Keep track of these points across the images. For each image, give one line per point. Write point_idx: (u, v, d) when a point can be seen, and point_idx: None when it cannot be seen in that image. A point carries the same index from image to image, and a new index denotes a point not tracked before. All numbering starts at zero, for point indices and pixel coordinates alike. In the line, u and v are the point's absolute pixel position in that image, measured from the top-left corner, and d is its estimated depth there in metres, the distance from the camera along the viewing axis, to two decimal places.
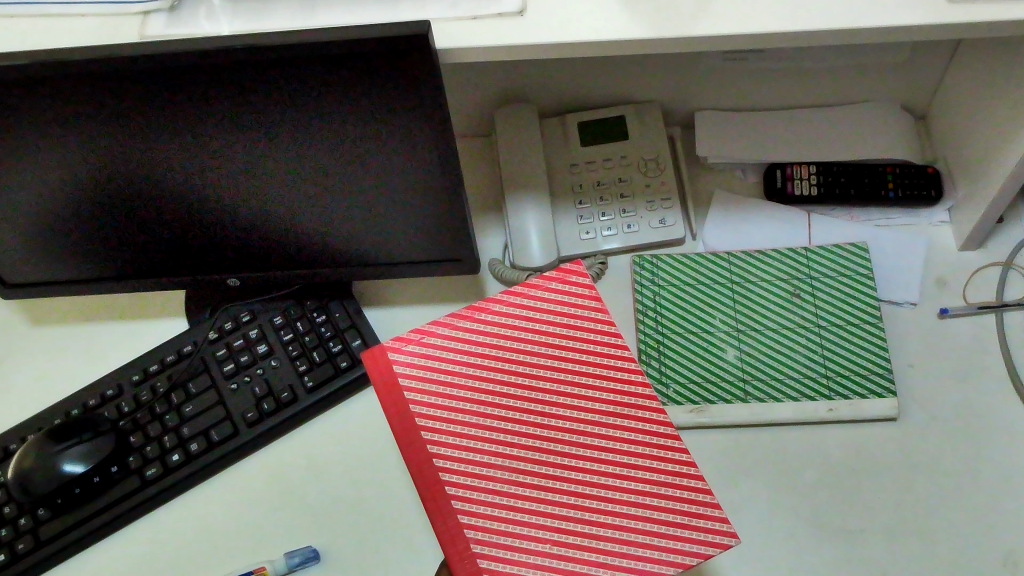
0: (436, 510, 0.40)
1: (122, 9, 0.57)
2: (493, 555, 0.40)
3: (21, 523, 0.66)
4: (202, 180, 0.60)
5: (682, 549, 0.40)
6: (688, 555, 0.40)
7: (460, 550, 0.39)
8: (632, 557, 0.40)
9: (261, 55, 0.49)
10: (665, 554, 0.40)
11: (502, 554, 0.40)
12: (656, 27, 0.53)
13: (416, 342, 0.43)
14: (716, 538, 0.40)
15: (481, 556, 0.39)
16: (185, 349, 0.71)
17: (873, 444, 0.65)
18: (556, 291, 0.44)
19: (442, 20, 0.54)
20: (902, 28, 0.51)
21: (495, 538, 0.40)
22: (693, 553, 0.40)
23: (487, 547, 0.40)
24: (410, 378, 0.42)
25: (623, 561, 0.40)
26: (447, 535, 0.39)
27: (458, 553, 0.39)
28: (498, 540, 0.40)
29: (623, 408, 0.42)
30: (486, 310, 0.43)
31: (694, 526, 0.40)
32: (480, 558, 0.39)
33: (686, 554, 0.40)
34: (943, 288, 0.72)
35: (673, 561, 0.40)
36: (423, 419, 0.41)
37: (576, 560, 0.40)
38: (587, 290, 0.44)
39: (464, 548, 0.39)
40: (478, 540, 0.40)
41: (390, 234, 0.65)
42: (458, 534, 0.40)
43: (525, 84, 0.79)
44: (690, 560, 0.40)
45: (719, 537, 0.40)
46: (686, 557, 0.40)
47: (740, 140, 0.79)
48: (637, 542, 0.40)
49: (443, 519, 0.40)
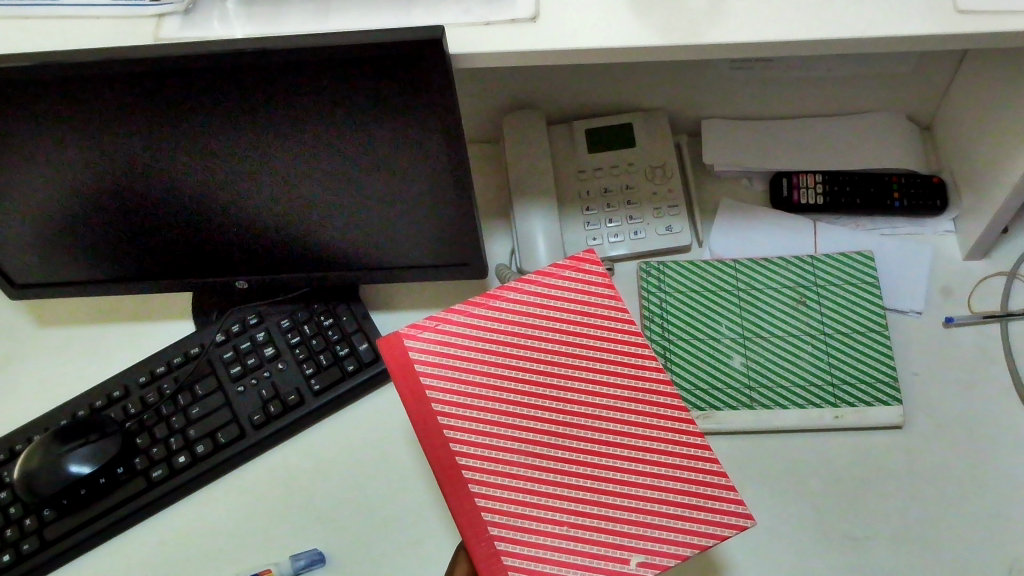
0: (455, 493, 0.42)
1: (137, 11, 0.57)
2: (511, 537, 0.42)
3: (27, 523, 0.66)
4: (213, 182, 0.60)
5: (697, 530, 0.42)
6: (704, 536, 0.42)
7: (478, 532, 0.41)
8: (648, 539, 0.42)
9: (276, 58, 0.50)
10: (681, 535, 0.42)
11: (519, 535, 0.42)
12: (667, 34, 0.53)
13: (431, 329, 0.45)
14: (729, 519, 0.42)
15: (498, 538, 0.41)
16: (193, 352, 0.71)
17: (879, 452, 0.65)
18: (569, 278, 0.46)
19: (455, 26, 0.54)
20: (913, 38, 0.52)
21: (512, 521, 0.42)
22: (708, 534, 0.42)
23: (504, 530, 0.42)
24: (426, 365, 0.44)
25: (640, 543, 0.41)
26: (465, 518, 0.41)
27: (476, 535, 0.41)
28: (515, 522, 0.42)
29: (636, 394, 0.44)
30: (501, 297, 0.46)
31: (709, 508, 0.42)
32: (497, 540, 0.41)
33: (700, 535, 0.42)
34: (948, 297, 0.72)
35: (689, 542, 0.42)
36: (439, 405, 0.44)
37: (592, 543, 0.42)
38: (599, 279, 0.47)
39: (482, 529, 0.41)
40: (495, 522, 0.42)
41: (401, 238, 0.65)
42: (476, 517, 0.42)
43: (533, 91, 0.79)
44: (707, 541, 0.42)
45: (733, 518, 0.42)
46: (703, 538, 0.42)
47: (746, 148, 0.80)
48: (653, 523, 0.42)
49: (461, 502, 0.42)
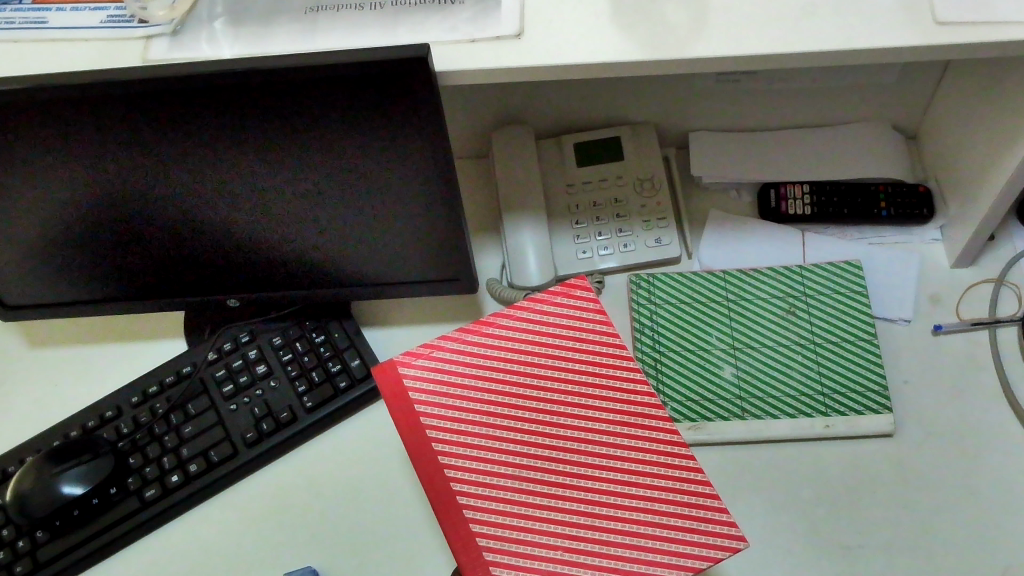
0: (448, 518, 0.42)
1: (127, 34, 0.58)
2: (505, 562, 0.42)
3: (20, 545, 0.66)
4: (202, 203, 0.60)
5: (691, 553, 0.42)
6: (697, 559, 0.42)
7: (472, 557, 0.41)
8: (642, 562, 0.42)
9: (263, 78, 0.50)
10: (675, 558, 0.42)
11: (514, 561, 0.42)
12: (650, 48, 0.54)
13: (426, 356, 0.46)
14: (723, 541, 0.42)
15: (493, 564, 0.42)
16: (185, 370, 0.71)
17: (872, 461, 0.65)
18: (562, 305, 0.47)
19: (440, 44, 0.55)
20: (895, 49, 0.52)
21: (506, 546, 0.42)
22: (702, 556, 0.42)
23: (499, 555, 0.42)
24: (421, 391, 0.45)
25: (634, 566, 0.42)
26: (460, 543, 0.42)
27: (471, 560, 0.41)
28: (510, 547, 0.42)
29: (629, 417, 0.45)
30: (495, 324, 0.46)
31: (703, 531, 0.42)
32: (491, 565, 0.41)
33: (694, 558, 0.42)
34: (936, 305, 0.72)
35: (683, 565, 0.42)
36: (434, 431, 0.44)
37: (586, 567, 0.42)
38: (592, 305, 0.47)
39: (476, 555, 0.41)
40: (489, 547, 0.42)
41: (392, 255, 0.65)
42: (471, 543, 0.42)
43: (521, 106, 0.80)
44: (699, 564, 0.42)
45: (727, 541, 0.42)
46: (696, 561, 0.42)
47: (733, 160, 0.80)
48: (647, 547, 0.42)
49: (455, 528, 0.42)
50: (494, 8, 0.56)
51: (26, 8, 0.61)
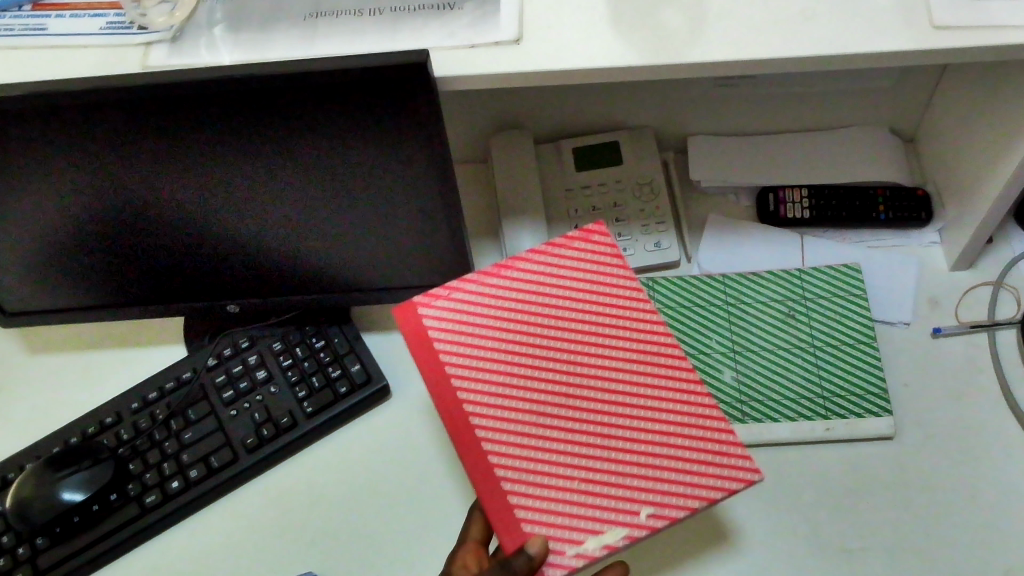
0: (470, 449, 0.45)
1: (126, 41, 0.58)
2: (524, 488, 0.44)
3: (20, 552, 0.66)
4: (201, 208, 0.60)
5: (697, 482, 0.45)
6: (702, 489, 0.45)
7: (492, 484, 0.44)
8: (651, 488, 0.45)
9: (263, 84, 0.50)
10: (682, 485, 0.45)
11: (531, 487, 0.44)
12: (648, 53, 0.54)
13: (447, 296, 0.48)
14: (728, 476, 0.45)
15: (511, 490, 0.44)
16: (185, 376, 0.71)
17: (872, 463, 0.66)
18: (579, 248, 0.49)
19: (439, 49, 0.55)
20: (891, 53, 0.53)
21: (524, 475, 0.45)
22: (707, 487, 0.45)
23: (516, 482, 0.45)
24: (444, 331, 0.47)
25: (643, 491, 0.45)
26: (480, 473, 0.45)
27: (491, 487, 0.44)
28: (528, 476, 0.45)
29: (643, 356, 0.47)
30: (515, 266, 0.49)
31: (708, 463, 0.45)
32: (509, 490, 0.44)
33: (700, 488, 0.45)
34: (935, 307, 0.73)
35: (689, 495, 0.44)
36: (455, 367, 0.47)
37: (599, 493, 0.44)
38: (607, 248, 0.50)
39: (496, 482, 0.44)
40: (508, 474, 0.45)
41: (392, 259, 0.66)
42: (491, 472, 0.45)
43: (520, 110, 0.80)
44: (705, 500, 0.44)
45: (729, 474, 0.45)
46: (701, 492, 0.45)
47: (731, 164, 0.81)
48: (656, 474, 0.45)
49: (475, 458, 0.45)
50: (492, 12, 0.56)
51: (25, 15, 0.61)
